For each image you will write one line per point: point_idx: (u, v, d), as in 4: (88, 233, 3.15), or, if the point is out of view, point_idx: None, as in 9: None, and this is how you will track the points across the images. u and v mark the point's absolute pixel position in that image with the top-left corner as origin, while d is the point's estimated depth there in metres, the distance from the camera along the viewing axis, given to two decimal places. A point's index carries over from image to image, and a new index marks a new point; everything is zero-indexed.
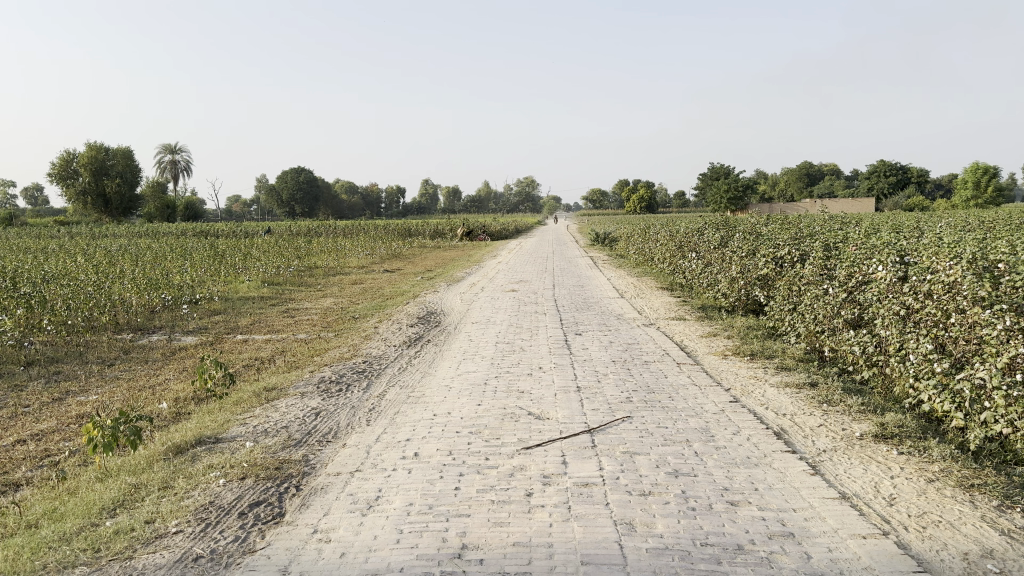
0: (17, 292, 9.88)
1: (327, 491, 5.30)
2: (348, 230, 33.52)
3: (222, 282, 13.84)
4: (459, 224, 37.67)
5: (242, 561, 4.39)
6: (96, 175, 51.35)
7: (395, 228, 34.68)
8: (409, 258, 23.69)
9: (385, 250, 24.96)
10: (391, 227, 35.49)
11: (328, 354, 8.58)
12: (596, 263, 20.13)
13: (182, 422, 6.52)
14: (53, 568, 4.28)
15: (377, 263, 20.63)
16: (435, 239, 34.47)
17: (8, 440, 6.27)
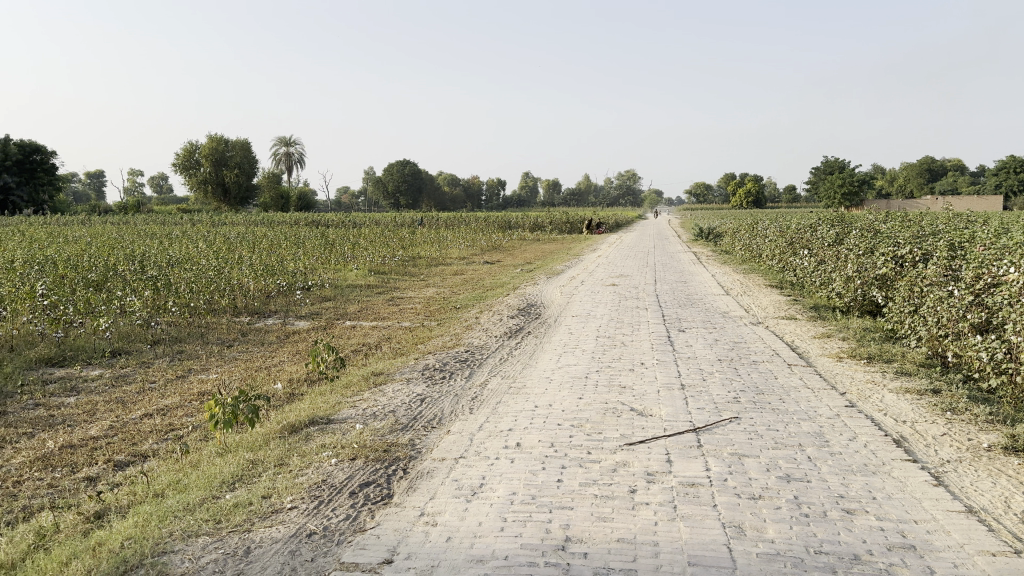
0: (146, 275, 10.56)
1: (432, 476, 5.38)
2: (447, 221, 34.08)
3: (332, 270, 14.34)
4: (557, 217, 37.63)
5: (353, 539, 4.51)
6: (216, 167, 54.38)
7: (495, 220, 35.03)
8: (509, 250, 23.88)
9: (486, 242, 25.24)
10: (490, 219, 35.87)
11: (431, 342, 8.73)
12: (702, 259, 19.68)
13: (295, 402, 6.78)
14: (179, 536, 4.54)
15: (477, 254, 20.85)
16: (534, 232, 34.56)
17: (137, 414, 6.68)
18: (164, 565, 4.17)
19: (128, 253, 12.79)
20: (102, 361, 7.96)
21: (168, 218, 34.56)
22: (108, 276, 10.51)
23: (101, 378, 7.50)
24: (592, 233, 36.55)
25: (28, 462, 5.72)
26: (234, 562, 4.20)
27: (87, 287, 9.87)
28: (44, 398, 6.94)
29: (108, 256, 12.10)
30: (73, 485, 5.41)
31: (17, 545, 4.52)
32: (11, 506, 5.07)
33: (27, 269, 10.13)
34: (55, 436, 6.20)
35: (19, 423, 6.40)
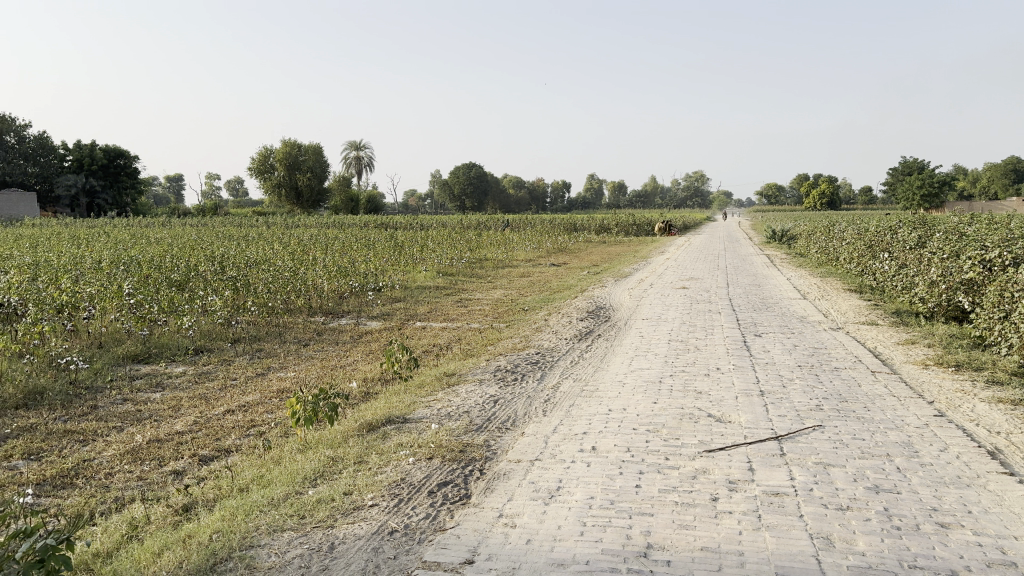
0: (225, 275, 10.89)
1: (510, 478, 5.37)
2: (511, 223, 34.24)
3: (401, 271, 14.56)
4: (620, 219, 37.41)
5: (433, 538, 4.53)
6: (291, 170, 55.81)
7: (557, 222, 35.04)
8: (574, 252, 23.82)
9: (551, 244, 25.24)
10: (552, 221, 35.90)
11: (501, 343, 8.76)
12: (774, 261, 19.25)
13: (372, 401, 6.88)
14: (265, 530, 4.63)
15: (543, 257, 20.87)
16: (600, 234, 34.44)
17: (220, 409, 6.88)
18: (252, 558, 4.25)
19: (208, 253, 13.24)
20: (185, 358, 8.23)
21: (245, 220, 35.79)
22: (189, 276, 10.88)
23: (185, 375, 7.75)
24: (655, 236, 36.19)
25: (119, 455, 5.93)
26: (320, 558, 4.26)
27: (170, 286, 10.23)
28: (132, 393, 7.21)
29: (188, 257, 12.54)
30: (162, 478, 5.58)
31: (112, 535, 4.67)
32: (105, 496, 5.25)
33: (114, 269, 10.55)
34: (143, 430, 6.42)
35: (110, 417, 6.65)
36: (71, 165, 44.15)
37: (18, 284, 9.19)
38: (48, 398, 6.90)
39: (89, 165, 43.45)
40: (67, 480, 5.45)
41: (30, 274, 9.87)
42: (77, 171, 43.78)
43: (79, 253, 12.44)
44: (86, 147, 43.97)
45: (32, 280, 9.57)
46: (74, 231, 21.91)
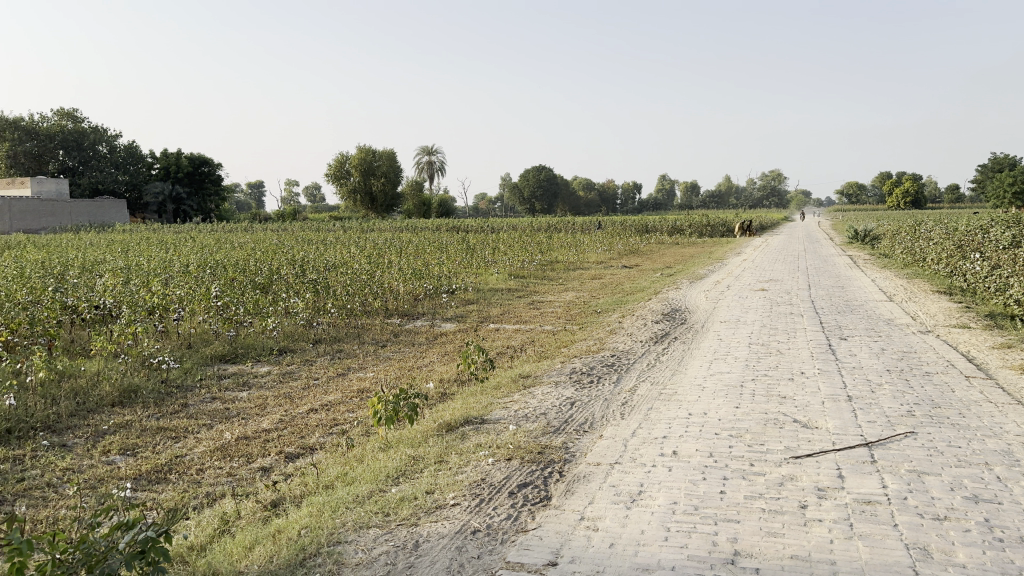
0: (305, 278, 11.23)
1: (590, 480, 5.33)
2: (582, 225, 34.21)
3: (474, 274, 14.75)
4: (691, 219, 36.89)
5: (516, 538, 4.52)
6: (366, 176, 57.04)
7: (627, 224, 34.82)
8: (646, 254, 23.63)
9: (622, 246, 25.08)
10: (621, 222, 35.68)
11: (575, 345, 8.77)
12: (856, 263, 18.66)
13: (451, 402, 6.99)
14: (351, 526, 4.72)
15: (615, 259, 20.75)
16: (671, 235, 34.05)
17: (304, 408, 7.10)
18: (340, 554, 4.35)
19: (288, 257, 13.70)
20: (269, 358, 8.54)
21: (323, 224, 37.05)
22: (272, 279, 11.26)
23: (269, 375, 8.02)
24: (728, 237, 35.53)
25: (210, 451, 6.15)
26: (405, 555, 4.31)
27: (254, 289, 10.59)
28: (220, 392, 7.49)
29: (270, 261, 12.99)
30: (250, 474, 5.77)
31: (205, 528, 4.84)
32: (197, 491, 5.45)
33: (201, 273, 11.02)
34: (232, 427, 6.66)
35: (199, 415, 6.92)
36: (158, 173, 46.14)
37: (113, 287, 9.67)
38: (141, 396, 7.22)
39: (175, 172, 45.30)
40: (161, 475, 5.68)
41: (124, 277, 10.38)
42: (164, 178, 45.79)
43: (169, 257, 13.03)
44: (173, 155, 45.86)
45: (125, 283, 10.06)
46: (165, 236, 22.92)
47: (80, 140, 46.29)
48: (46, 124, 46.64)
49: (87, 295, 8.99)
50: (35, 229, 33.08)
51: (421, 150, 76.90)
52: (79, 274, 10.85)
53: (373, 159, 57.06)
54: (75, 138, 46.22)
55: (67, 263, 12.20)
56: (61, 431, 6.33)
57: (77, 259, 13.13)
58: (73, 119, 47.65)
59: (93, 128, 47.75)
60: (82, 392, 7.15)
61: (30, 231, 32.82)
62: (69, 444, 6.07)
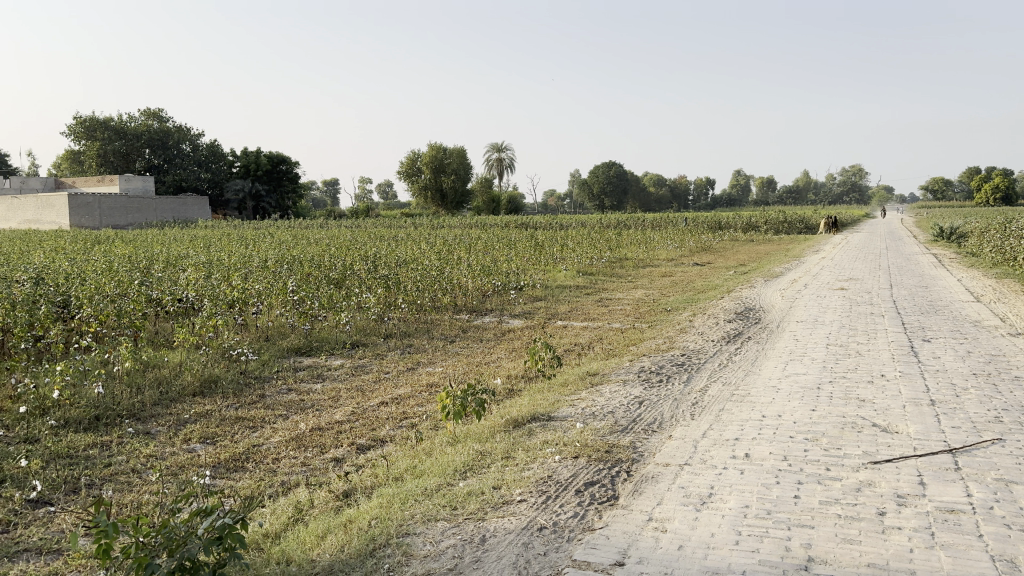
0: (377, 274, 11.49)
1: (659, 481, 5.26)
2: (653, 221, 33.84)
3: (542, 270, 14.78)
4: (767, 215, 35.96)
5: (583, 537, 4.50)
6: (436, 173, 57.79)
7: (699, 220, 34.23)
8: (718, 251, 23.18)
9: (694, 243, 24.66)
10: (694, 219, 35.10)
11: (644, 344, 8.68)
12: (942, 261, 17.84)
13: (518, 399, 7.04)
14: (420, 519, 4.80)
15: (686, 256, 20.40)
16: (744, 232, 33.30)
17: (375, 401, 7.27)
18: (409, 546, 4.43)
19: (361, 252, 14.03)
20: (342, 352, 8.79)
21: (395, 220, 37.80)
22: (345, 274, 11.55)
23: (342, 368, 8.24)
24: (805, 235, 34.46)
25: (285, 441, 6.36)
26: (472, 550, 4.36)
27: (328, 284, 10.88)
28: (295, 384, 7.74)
29: (344, 256, 13.32)
30: (323, 464, 5.93)
31: (280, 516, 5.00)
32: (273, 479, 5.64)
33: (279, 267, 11.39)
34: (306, 418, 6.86)
35: (276, 405, 7.17)
36: (239, 171, 47.85)
37: (195, 281, 10.09)
38: (222, 386, 7.52)
39: (255, 170, 46.94)
40: (239, 463, 5.90)
41: (206, 271, 10.83)
42: (245, 176, 47.51)
43: (248, 253, 13.52)
44: (252, 153, 47.46)
45: (207, 278, 10.49)
46: (245, 232, 23.84)
47: (166, 138, 48.39)
48: (136, 124, 48.93)
49: (171, 289, 9.41)
50: (123, 225, 34.77)
51: (492, 148, 77.08)
52: (163, 268, 11.37)
53: (443, 156, 57.75)
54: (162, 137, 48.32)
55: (153, 257, 12.78)
56: (146, 419, 6.65)
57: (163, 254, 13.77)
58: (160, 119, 49.79)
59: (179, 127, 49.85)
60: (166, 381, 7.49)
61: (119, 227, 34.52)
62: (153, 432, 6.37)
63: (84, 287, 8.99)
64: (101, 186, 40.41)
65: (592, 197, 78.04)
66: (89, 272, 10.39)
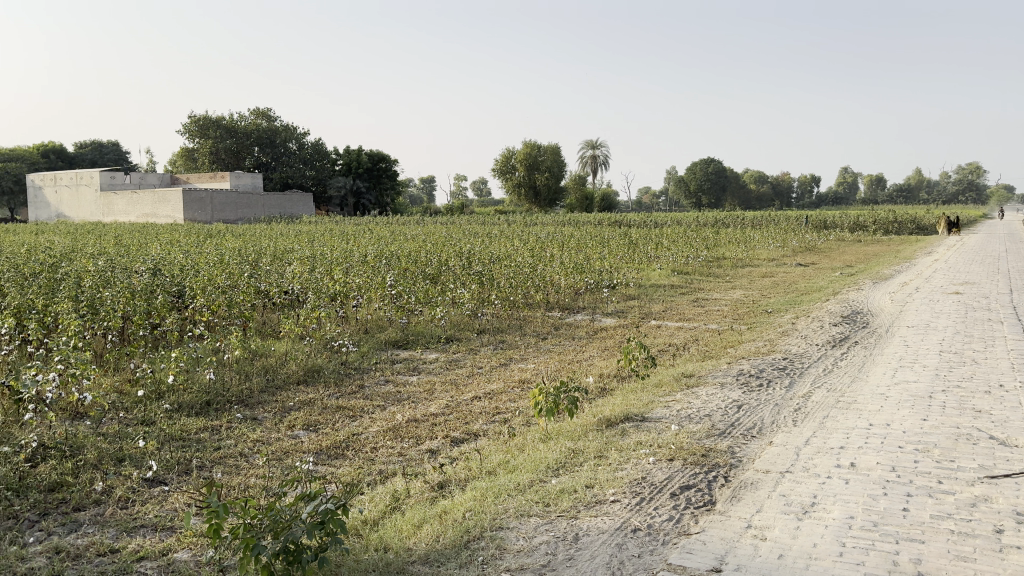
0: (472, 270, 11.66)
1: (758, 487, 5.11)
2: (752, 220, 32.90)
3: (636, 268, 14.65)
4: (875, 214, 34.26)
5: (678, 541, 4.43)
6: (530, 170, 58.07)
7: (802, 219, 33.02)
8: (822, 251, 22.27)
9: (797, 242, 23.78)
10: (796, 217, 33.90)
11: (742, 346, 8.46)
12: None
13: (610, 398, 7.00)
14: (513, 513, 4.84)
15: (788, 256, 19.74)
16: (851, 231, 31.91)
17: (469, 395, 7.39)
18: (502, 540, 4.48)
19: (457, 249, 14.30)
20: (438, 346, 8.99)
21: (489, 217, 38.36)
22: (441, 270, 11.79)
23: (437, 362, 8.42)
24: (917, 236, 32.62)
25: (383, 431, 6.54)
26: (566, 547, 4.36)
27: (425, 279, 11.12)
28: (392, 375, 7.96)
29: (440, 252, 13.58)
30: (419, 455, 6.07)
31: (378, 504, 5.14)
32: (371, 468, 5.82)
33: (378, 262, 11.72)
34: (403, 410, 7.04)
35: (374, 396, 7.39)
36: (340, 168, 49.55)
37: (299, 274, 10.51)
38: (324, 375, 7.82)
39: (356, 168, 48.56)
40: (340, 451, 6.12)
41: (311, 265, 11.28)
42: (346, 173, 49.22)
43: (348, 248, 13.98)
44: (353, 151, 48.99)
45: (310, 271, 10.91)
46: (346, 228, 24.71)
47: (274, 137, 50.68)
48: (246, 122, 51.37)
49: (277, 282, 9.85)
50: (233, 220, 36.60)
51: (585, 146, 76.60)
52: (270, 261, 11.90)
53: (537, 153, 57.96)
54: (269, 135, 50.56)
55: (261, 251, 13.41)
56: (254, 405, 6.99)
57: (270, 247, 14.43)
58: (268, 118, 52.00)
59: (285, 126, 52.00)
60: (272, 369, 7.84)
61: (229, 222, 36.37)
62: (260, 418, 6.69)
63: (198, 278, 9.52)
64: (212, 182, 42.65)
65: (687, 194, 76.51)
66: (203, 264, 11.00)
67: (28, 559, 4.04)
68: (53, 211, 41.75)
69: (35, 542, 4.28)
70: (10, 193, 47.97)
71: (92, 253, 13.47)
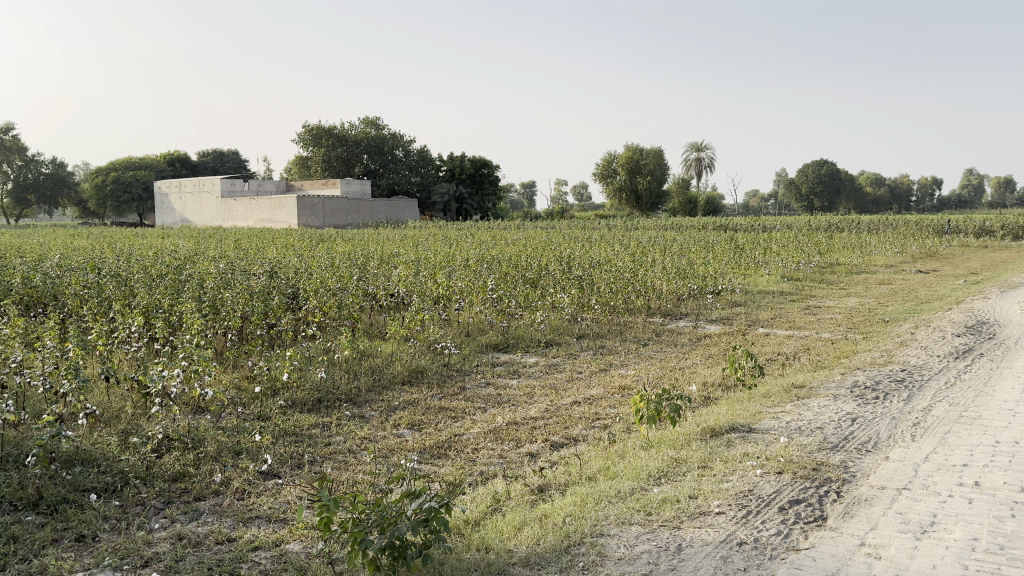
0: (572, 275, 11.65)
1: (873, 504, 4.85)
2: (869, 224, 31.33)
3: (742, 274, 14.25)
4: (1006, 218, 31.86)
5: (787, 557, 4.26)
6: (632, 174, 57.47)
7: (924, 223, 31.15)
8: (946, 258, 20.96)
9: (917, 248, 22.44)
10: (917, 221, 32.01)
11: (857, 357, 8.06)
12: None
13: (714, 407, 6.83)
14: (614, 521, 4.80)
15: (908, 262, 18.69)
16: (978, 236, 29.87)
17: (568, 400, 7.39)
18: (603, 546, 4.45)
19: (559, 253, 14.34)
20: (538, 350, 9.04)
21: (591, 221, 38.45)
22: (541, 274, 11.85)
23: (537, 366, 8.47)
24: None
25: (484, 432, 6.63)
26: (668, 557, 4.28)
27: (526, 284, 11.21)
28: (493, 378, 8.08)
29: (541, 257, 13.65)
30: (519, 458, 6.11)
31: (479, 504, 5.21)
32: (473, 468, 5.91)
33: (479, 267, 11.91)
34: (503, 412, 7.12)
35: (475, 398, 7.52)
36: (444, 175, 50.72)
37: (405, 277, 10.82)
38: (427, 376, 8.02)
39: (459, 173, 49.57)
40: (442, 450, 6.24)
41: (416, 269, 11.59)
42: (450, 179, 50.29)
43: (452, 252, 14.27)
44: (456, 157, 49.93)
45: (415, 274, 11.23)
46: (450, 232, 25.23)
47: (382, 144, 52.40)
48: (355, 130, 53.30)
49: (384, 284, 10.17)
50: (343, 224, 38.06)
51: (693, 146, 74.65)
52: (378, 265, 12.30)
53: (639, 156, 57.27)
54: (377, 143, 52.33)
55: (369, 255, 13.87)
56: (362, 403, 7.25)
57: (376, 252, 14.93)
58: (376, 126, 53.70)
59: (391, 133, 53.60)
60: (378, 369, 8.10)
61: (339, 226, 37.82)
62: (367, 416, 6.93)
63: (310, 281, 9.96)
64: (324, 189, 44.56)
65: (797, 197, 73.54)
66: (315, 267, 11.50)
67: (154, 543, 4.34)
68: (180, 217, 44.67)
69: (160, 528, 4.59)
70: (142, 199, 51.65)
71: (213, 257, 14.34)
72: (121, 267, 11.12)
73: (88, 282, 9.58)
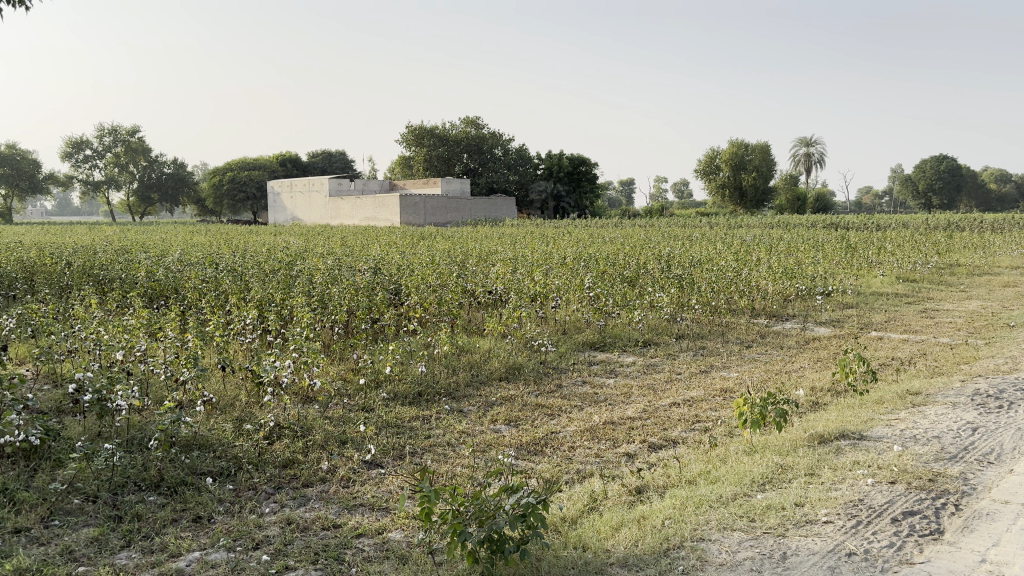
0: (671, 274, 11.44)
1: (997, 519, 4.52)
2: (994, 222, 29.29)
3: (853, 275, 13.59)
4: None
5: (900, 570, 4.03)
6: (735, 170, 55.86)
7: None
8: None
9: None
10: None
11: (980, 363, 7.54)
12: None
13: (822, 413, 6.54)
14: (714, 525, 4.67)
15: None
16: None
17: (667, 401, 7.25)
18: (703, 551, 4.33)
19: (658, 252, 14.11)
20: (635, 349, 8.93)
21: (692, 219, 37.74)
22: (639, 273, 11.69)
23: (634, 365, 8.36)
24: None
25: (580, 431, 6.61)
26: (773, 565, 4.13)
27: (624, 282, 11.09)
28: (590, 376, 8.04)
29: (640, 255, 13.47)
30: (616, 458, 6.05)
31: (576, 502, 5.19)
32: (569, 466, 5.90)
33: (577, 265, 11.87)
34: (600, 411, 7.06)
35: (572, 396, 7.50)
36: (541, 173, 50.90)
37: (503, 275, 10.91)
38: (524, 373, 8.07)
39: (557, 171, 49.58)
40: (539, 447, 6.26)
41: (514, 266, 11.68)
42: (547, 177, 50.41)
43: (550, 250, 14.28)
44: (553, 156, 49.95)
45: (513, 272, 11.30)
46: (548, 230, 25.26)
47: (481, 143, 53.10)
48: (454, 130, 54.20)
49: (482, 282, 10.30)
50: (443, 222, 38.84)
51: (800, 140, 71.75)
52: (477, 262, 12.47)
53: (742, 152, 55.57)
54: (478, 142, 53.05)
55: (469, 253, 14.07)
56: (460, 398, 7.36)
57: (476, 250, 15.12)
58: (475, 125, 54.53)
59: (489, 133, 54.24)
60: (476, 365, 8.20)
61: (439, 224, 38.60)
62: (465, 411, 7.03)
63: (412, 278, 10.20)
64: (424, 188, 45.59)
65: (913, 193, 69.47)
66: (416, 264, 11.78)
67: (264, 527, 4.56)
68: (291, 215, 46.77)
69: (270, 512, 4.81)
70: (257, 198, 54.42)
71: (322, 253, 14.93)
72: (237, 263, 11.75)
73: (207, 276, 10.18)
